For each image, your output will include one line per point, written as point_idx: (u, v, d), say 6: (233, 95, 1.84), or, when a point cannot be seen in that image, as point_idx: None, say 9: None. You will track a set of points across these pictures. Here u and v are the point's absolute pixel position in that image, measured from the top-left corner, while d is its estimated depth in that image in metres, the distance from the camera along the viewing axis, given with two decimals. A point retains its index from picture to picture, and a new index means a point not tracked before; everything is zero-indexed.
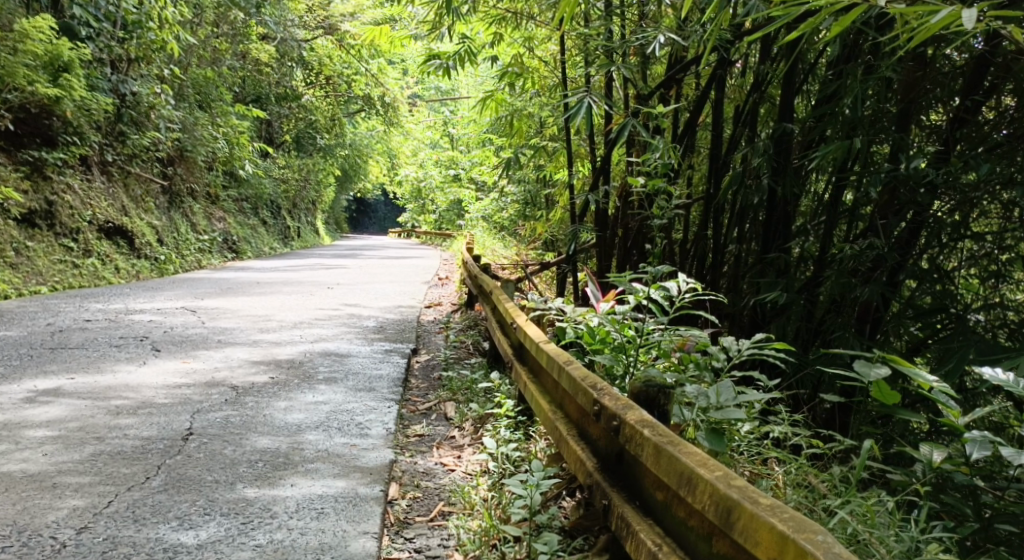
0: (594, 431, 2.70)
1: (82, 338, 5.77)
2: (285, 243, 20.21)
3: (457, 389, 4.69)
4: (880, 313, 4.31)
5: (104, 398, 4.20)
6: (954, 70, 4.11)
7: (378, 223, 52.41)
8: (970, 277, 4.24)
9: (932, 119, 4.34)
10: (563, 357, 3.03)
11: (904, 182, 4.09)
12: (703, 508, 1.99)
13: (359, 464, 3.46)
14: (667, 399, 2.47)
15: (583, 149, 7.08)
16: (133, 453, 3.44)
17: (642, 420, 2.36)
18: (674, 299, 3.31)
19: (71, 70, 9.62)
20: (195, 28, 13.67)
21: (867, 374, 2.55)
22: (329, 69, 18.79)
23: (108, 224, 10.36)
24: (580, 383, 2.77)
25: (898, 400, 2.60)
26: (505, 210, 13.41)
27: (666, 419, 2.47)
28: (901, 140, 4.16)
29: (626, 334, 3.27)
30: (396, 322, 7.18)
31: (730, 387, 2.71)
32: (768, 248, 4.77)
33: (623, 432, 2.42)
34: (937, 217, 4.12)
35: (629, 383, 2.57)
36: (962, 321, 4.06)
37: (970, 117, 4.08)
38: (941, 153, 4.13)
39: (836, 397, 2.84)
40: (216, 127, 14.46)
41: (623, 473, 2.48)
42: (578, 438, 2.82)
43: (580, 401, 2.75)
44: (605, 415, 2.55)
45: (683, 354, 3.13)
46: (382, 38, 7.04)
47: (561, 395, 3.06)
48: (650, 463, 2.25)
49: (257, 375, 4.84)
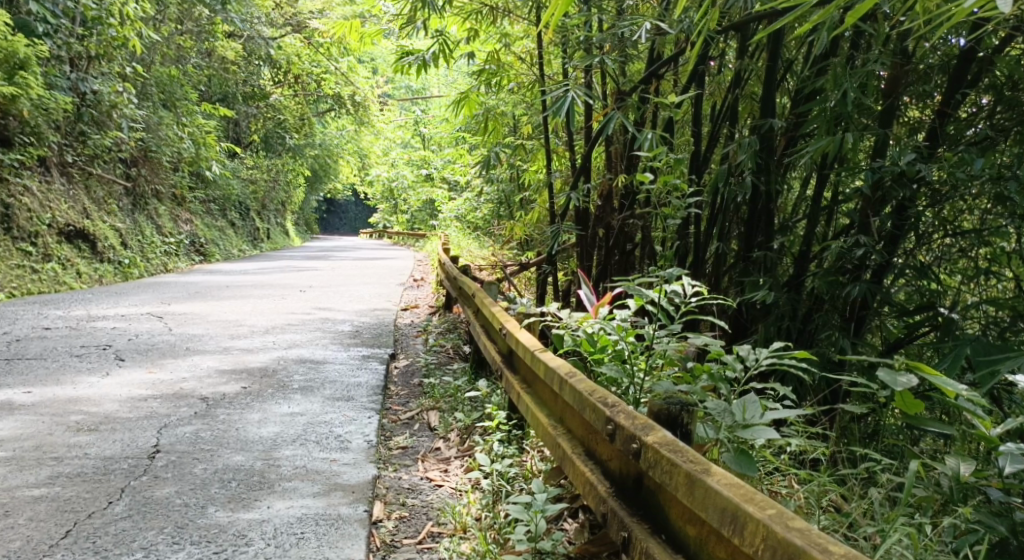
0: (604, 452, 2.54)
1: (41, 347, 5.49)
2: (254, 245, 19.83)
3: (441, 396, 4.51)
4: (870, 312, 4.18)
5: (62, 414, 3.95)
6: (939, 64, 4.01)
7: (348, 224, 52.00)
8: (953, 272, 4.16)
9: (916, 113, 4.23)
10: (566, 369, 2.85)
11: (895, 177, 3.98)
12: (755, 551, 1.85)
13: (340, 482, 3.26)
14: (689, 417, 2.33)
15: (561, 147, 6.88)
16: (94, 474, 3.21)
17: (666, 442, 2.20)
18: (679, 302, 3.14)
19: (27, 67, 9.25)
20: (157, 25, 13.34)
21: (892, 387, 2.44)
22: (297, 68, 18.47)
23: (68, 227, 10.03)
24: (587, 397, 2.59)
25: (922, 410, 2.54)
26: (480, 210, 13.20)
27: (688, 439, 2.32)
28: (886, 137, 4.02)
29: (629, 342, 3.08)
30: (372, 326, 6.98)
31: (757, 402, 2.57)
32: (751, 247, 4.60)
33: (644, 455, 2.25)
34: (927, 214, 4.02)
35: (645, 401, 2.41)
36: (950, 319, 3.95)
37: (954, 111, 3.95)
38: (927, 147, 4.00)
39: (860, 409, 2.80)
40: (181, 126, 14.11)
41: (641, 500, 2.32)
42: (585, 458, 2.65)
43: (588, 417, 2.57)
44: (619, 436, 2.38)
45: (694, 364, 2.96)
46: (352, 34, 6.80)
47: (563, 408, 2.88)
48: (680, 493, 2.09)
49: (227, 386, 4.61)
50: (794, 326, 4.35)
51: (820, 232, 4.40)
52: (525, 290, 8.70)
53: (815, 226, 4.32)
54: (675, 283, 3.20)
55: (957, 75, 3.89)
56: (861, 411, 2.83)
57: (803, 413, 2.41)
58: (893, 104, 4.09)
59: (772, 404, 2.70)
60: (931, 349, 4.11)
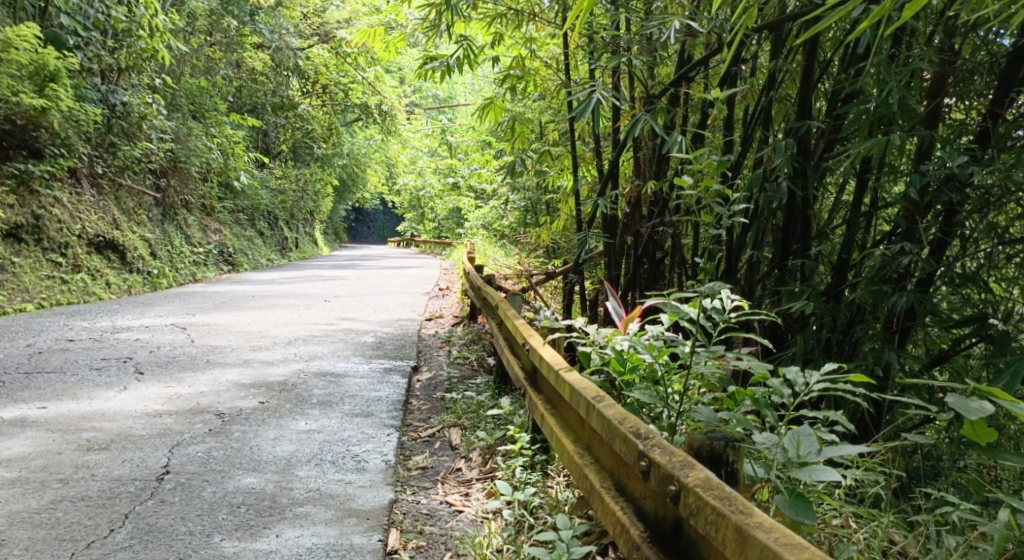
0: (637, 489, 2.34)
1: (61, 360, 5.38)
2: (283, 254, 19.83)
3: (463, 412, 4.35)
4: (917, 321, 3.92)
5: (75, 431, 3.82)
6: (986, 63, 3.78)
7: (377, 232, 52.22)
8: (1002, 281, 3.90)
9: (960, 115, 4.00)
10: (593, 394, 2.66)
11: (942, 181, 3.73)
12: None
13: (355, 507, 3.10)
14: (735, 455, 2.13)
15: (589, 153, 6.68)
16: (97, 499, 3.07)
17: (710, 486, 2.01)
18: (718, 319, 2.92)
19: (57, 79, 9.24)
20: (187, 37, 13.41)
21: (963, 414, 2.26)
22: (325, 78, 18.46)
23: (98, 238, 10.01)
24: (617, 426, 2.40)
25: (995, 438, 2.35)
26: (506, 219, 13.02)
27: (734, 480, 2.12)
28: (932, 138, 3.76)
29: (663, 362, 2.87)
30: (396, 337, 6.83)
31: (814, 439, 2.33)
32: (787, 256, 4.35)
33: (685, 500, 2.05)
34: (974, 221, 3.78)
35: (684, 435, 2.22)
36: (1005, 332, 3.69)
37: (1004, 112, 3.71)
38: (976, 148, 3.74)
39: (927, 438, 2.62)
40: (210, 137, 14.09)
41: (681, 548, 2.12)
42: (615, 493, 2.45)
43: (619, 450, 2.38)
44: (654, 473, 2.19)
45: (739, 388, 2.74)
46: (377, 41, 6.65)
47: (591, 435, 2.69)
48: (728, 550, 1.89)
49: (246, 400, 4.46)
50: (834, 339, 4.11)
51: (860, 240, 4.17)
52: (552, 299, 8.52)
53: (855, 237, 4.09)
54: (713, 297, 2.97)
55: (1007, 74, 3.65)
56: (926, 439, 2.64)
57: (864, 450, 2.20)
58: (938, 104, 3.83)
59: (829, 438, 2.49)
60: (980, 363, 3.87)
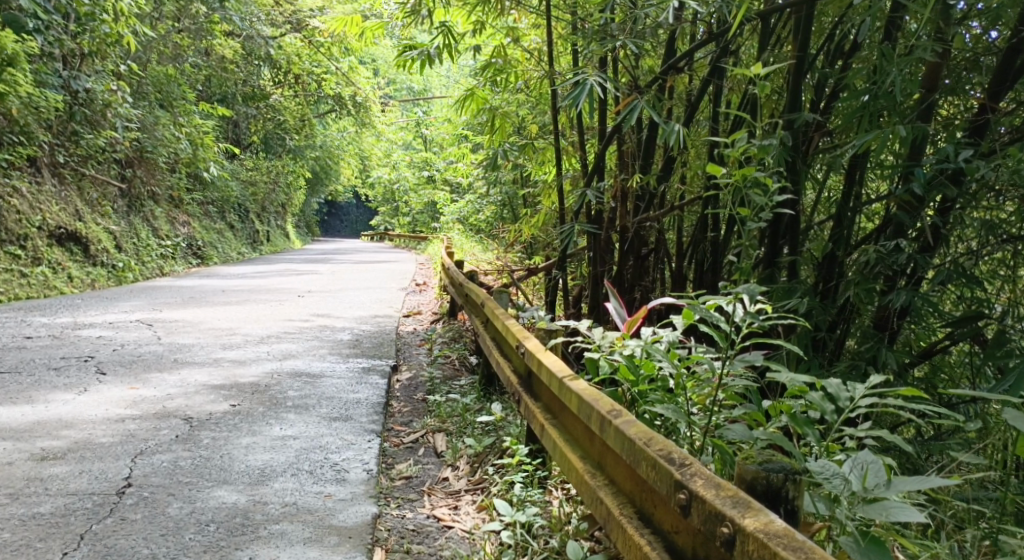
0: (666, 521, 2.13)
1: (18, 359, 5.09)
2: (254, 248, 19.43)
3: (447, 416, 4.16)
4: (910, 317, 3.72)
5: (29, 438, 3.56)
6: (980, 54, 3.58)
7: (349, 226, 51.83)
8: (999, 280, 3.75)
9: (950, 110, 3.79)
10: (608, 408, 2.45)
11: (936, 175, 3.53)
12: None
13: (335, 524, 2.88)
14: (795, 490, 1.90)
15: (571, 146, 6.47)
16: (51, 517, 2.81)
17: (774, 533, 1.76)
18: (738, 324, 2.70)
19: (15, 64, 8.85)
20: (153, 23, 12.94)
21: None
22: (298, 68, 17.43)
23: (59, 229, 9.64)
24: (643, 448, 2.20)
25: None
26: (483, 213, 12.80)
27: (793, 518, 1.89)
28: (922, 130, 3.49)
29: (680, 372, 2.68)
30: (372, 335, 6.59)
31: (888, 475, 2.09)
32: (775, 258, 4.03)
33: (736, 543, 1.83)
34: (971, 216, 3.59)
35: (732, 463, 2.00)
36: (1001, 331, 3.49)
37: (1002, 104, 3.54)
38: (971, 143, 3.53)
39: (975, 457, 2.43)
40: (179, 127, 13.63)
41: None
42: (637, 523, 2.24)
43: (646, 476, 2.17)
44: (697, 508, 1.96)
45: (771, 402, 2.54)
46: (350, 29, 6.32)
47: (605, 453, 2.48)
48: None
49: (216, 403, 4.21)
50: (832, 343, 3.92)
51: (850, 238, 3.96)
52: (533, 296, 8.33)
53: (850, 236, 3.90)
54: (734, 300, 2.75)
55: (1003, 67, 3.44)
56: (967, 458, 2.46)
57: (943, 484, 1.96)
58: (930, 97, 3.56)
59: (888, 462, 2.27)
60: (975, 366, 3.74)
